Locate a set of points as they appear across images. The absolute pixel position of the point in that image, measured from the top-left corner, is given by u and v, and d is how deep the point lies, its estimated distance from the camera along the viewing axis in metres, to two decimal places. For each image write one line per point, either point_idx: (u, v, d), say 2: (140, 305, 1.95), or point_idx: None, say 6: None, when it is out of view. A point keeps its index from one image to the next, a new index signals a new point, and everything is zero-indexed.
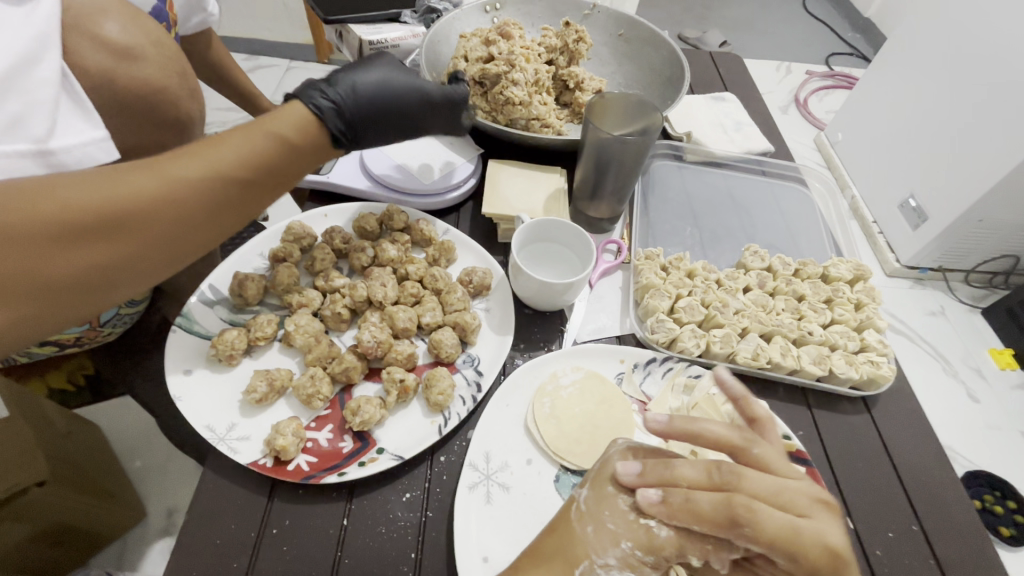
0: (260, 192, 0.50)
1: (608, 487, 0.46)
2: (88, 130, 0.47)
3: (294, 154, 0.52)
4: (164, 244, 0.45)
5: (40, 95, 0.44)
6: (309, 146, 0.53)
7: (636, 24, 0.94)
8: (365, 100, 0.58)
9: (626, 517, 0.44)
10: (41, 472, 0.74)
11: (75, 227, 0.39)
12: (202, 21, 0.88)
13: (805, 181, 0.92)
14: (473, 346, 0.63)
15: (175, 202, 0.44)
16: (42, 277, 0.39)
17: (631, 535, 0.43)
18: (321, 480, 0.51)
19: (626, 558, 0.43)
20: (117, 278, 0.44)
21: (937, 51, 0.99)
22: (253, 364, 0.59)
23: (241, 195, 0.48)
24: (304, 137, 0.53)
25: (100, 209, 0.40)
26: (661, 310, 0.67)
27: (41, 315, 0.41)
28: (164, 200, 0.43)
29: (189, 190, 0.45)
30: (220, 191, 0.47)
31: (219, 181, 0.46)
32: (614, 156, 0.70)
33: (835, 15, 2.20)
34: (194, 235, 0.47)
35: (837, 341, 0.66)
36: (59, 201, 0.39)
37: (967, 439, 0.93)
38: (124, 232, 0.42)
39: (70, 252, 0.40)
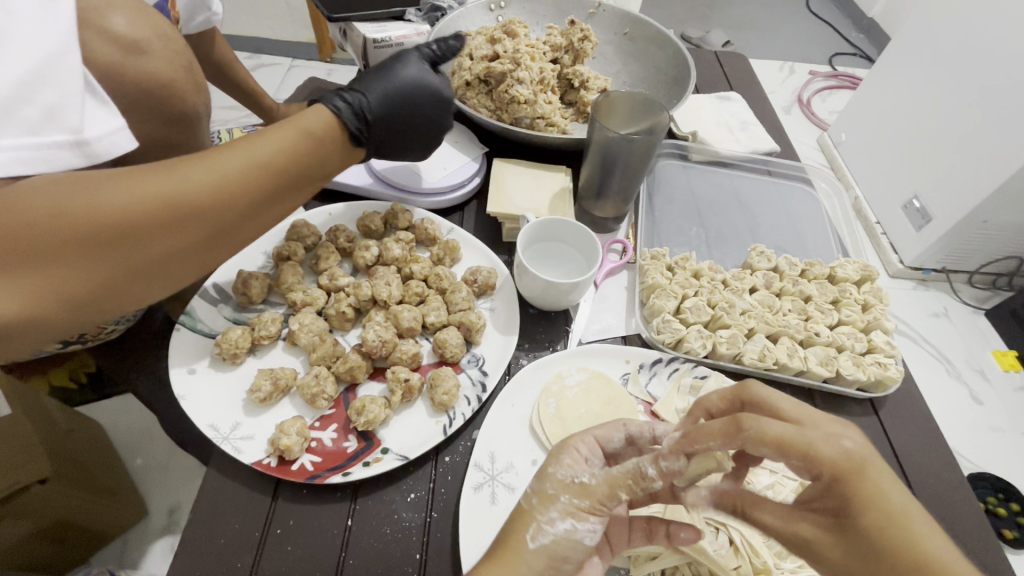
0: (299, 183, 0.50)
1: (549, 467, 0.46)
2: (110, 119, 0.46)
3: (325, 142, 0.52)
4: (209, 235, 0.45)
5: (70, 86, 0.43)
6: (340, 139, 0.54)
7: (641, 22, 0.94)
8: (376, 96, 0.59)
9: (563, 481, 0.44)
10: (43, 471, 0.77)
11: (118, 213, 0.40)
12: (205, 20, 0.87)
13: (811, 181, 0.91)
14: (477, 346, 0.63)
15: (217, 190, 0.45)
16: (87, 262, 0.40)
17: (564, 488, 0.43)
18: (326, 480, 0.51)
19: (566, 507, 0.43)
20: (167, 267, 0.45)
21: (943, 49, 0.98)
22: (257, 363, 0.59)
23: (279, 185, 0.49)
24: (332, 128, 0.53)
25: (140, 196, 0.41)
26: (667, 310, 0.66)
27: (87, 303, 0.42)
28: (206, 187, 0.44)
29: (228, 179, 0.45)
30: (260, 179, 0.47)
31: (257, 169, 0.47)
32: (621, 154, 0.70)
33: (840, 16, 2.20)
34: (239, 226, 0.47)
35: (844, 343, 0.66)
36: (109, 190, 0.41)
37: (970, 440, 0.93)
38: (172, 220, 0.43)
39: (112, 237, 0.40)
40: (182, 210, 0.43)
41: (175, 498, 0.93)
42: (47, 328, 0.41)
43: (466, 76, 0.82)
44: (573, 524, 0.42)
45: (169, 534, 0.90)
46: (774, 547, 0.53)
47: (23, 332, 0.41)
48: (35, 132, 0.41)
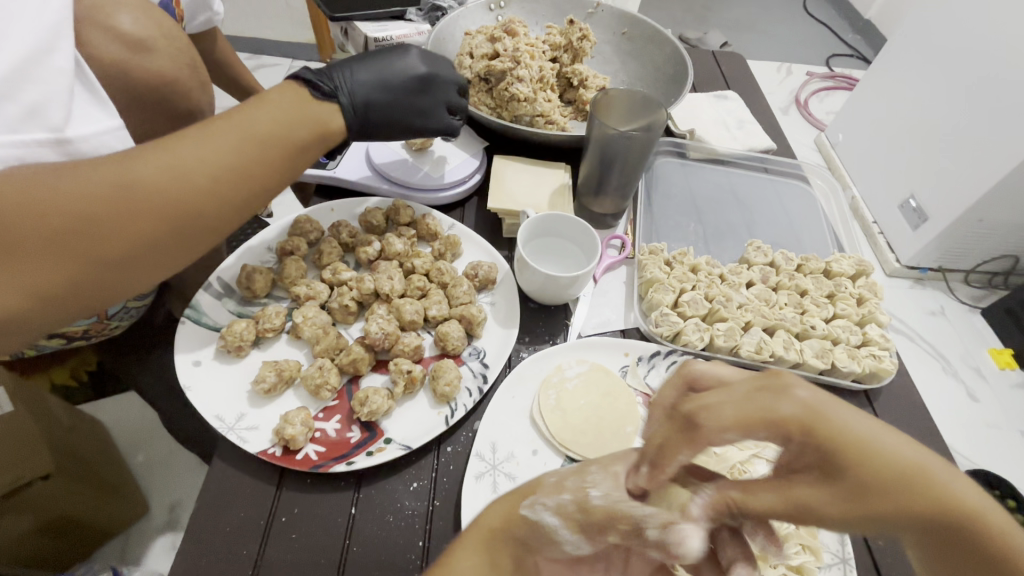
0: (266, 164, 0.52)
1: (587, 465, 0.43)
2: (103, 119, 0.48)
3: (287, 123, 0.54)
4: (177, 218, 0.46)
5: (55, 84, 0.44)
6: (305, 121, 0.56)
7: (639, 22, 0.95)
8: (348, 68, 0.64)
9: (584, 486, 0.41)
10: (46, 466, 0.80)
11: (86, 197, 0.41)
12: (207, 19, 0.88)
13: (807, 178, 0.93)
14: (479, 339, 0.64)
15: (178, 171, 0.46)
16: (58, 248, 0.40)
17: (576, 489, 0.41)
18: (330, 469, 0.52)
19: (563, 509, 0.40)
20: (141, 254, 0.45)
21: (940, 49, 1.00)
22: (261, 356, 0.59)
23: (244, 166, 0.50)
24: (294, 110, 0.55)
25: (109, 180, 0.42)
26: (665, 304, 0.67)
27: (63, 295, 0.42)
28: (167, 169, 0.45)
29: (189, 163, 0.47)
30: (222, 161, 0.48)
31: (218, 152, 0.48)
32: (620, 152, 0.71)
33: (836, 18, 2.21)
34: (208, 209, 0.48)
35: (839, 336, 0.67)
36: (72, 178, 0.41)
37: (965, 436, 0.94)
38: (136, 202, 0.43)
39: (81, 221, 0.41)
40: (146, 192, 0.44)
41: (177, 493, 0.89)
42: (24, 320, 0.41)
43: (466, 74, 0.83)
44: (559, 523, 0.40)
45: (169, 531, 0.84)
46: (772, 535, 0.54)
47: (7, 330, 0.41)
48: (15, 130, 0.41)
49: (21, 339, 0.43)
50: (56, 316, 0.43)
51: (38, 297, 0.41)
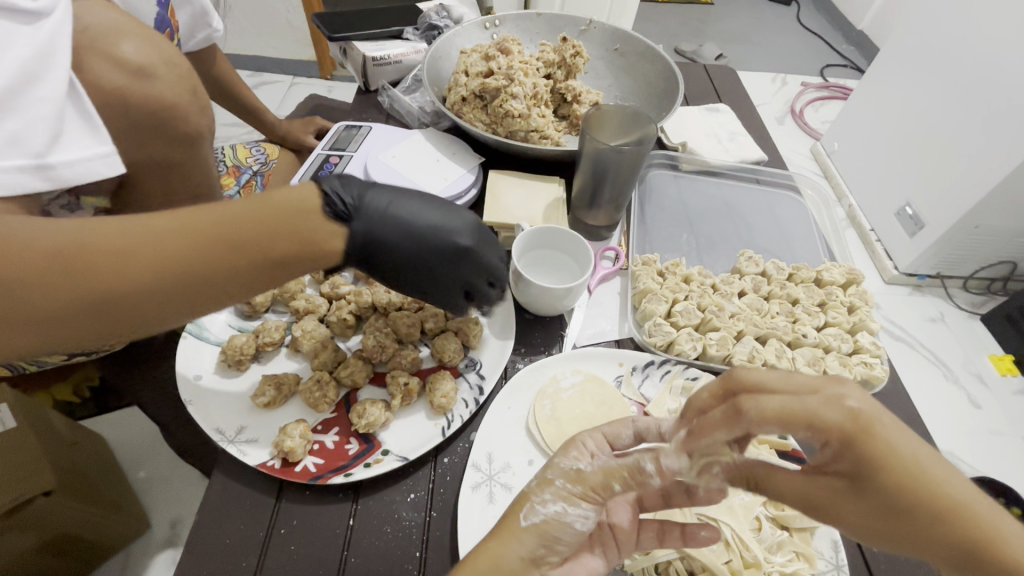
0: (233, 271, 0.38)
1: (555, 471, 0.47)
2: (93, 146, 0.46)
3: (257, 245, 0.39)
4: (86, 327, 0.35)
5: (40, 112, 0.42)
6: (282, 241, 0.40)
7: (631, 39, 0.97)
8: (381, 215, 0.48)
9: (560, 477, 0.46)
10: (48, 483, 0.77)
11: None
12: (206, 37, 0.90)
13: (798, 188, 0.94)
14: (475, 351, 0.65)
15: (115, 265, 0.34)
16: None
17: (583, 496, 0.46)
18: (329, 481, 0.52)
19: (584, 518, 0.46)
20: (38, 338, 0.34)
21: (932, 60, 1.02)
22: (261, 369, 0.61)
23: (172, 292, 0.36)
24: (287, 218, 0.41)
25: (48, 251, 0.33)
26: (658, 314, 0.68)
27: None
28: (93, 265, 0.34)
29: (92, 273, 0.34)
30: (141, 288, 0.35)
31: (153, 265, 0.35)
32: (611, 166, 0.73)
33: (829, 28, 2.25)
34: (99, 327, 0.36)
35: (830, 344, 0.68)
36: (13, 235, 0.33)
37: (967, 443, 0.94)
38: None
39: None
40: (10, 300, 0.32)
41: (177, 510, 0.98)
42: None
43: (462, 92, 0.85)
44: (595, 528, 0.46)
45: (171, 547, 0.94)
46: (765, 541, 0.54)
47: None
48: None
49: None
50: None
51: None
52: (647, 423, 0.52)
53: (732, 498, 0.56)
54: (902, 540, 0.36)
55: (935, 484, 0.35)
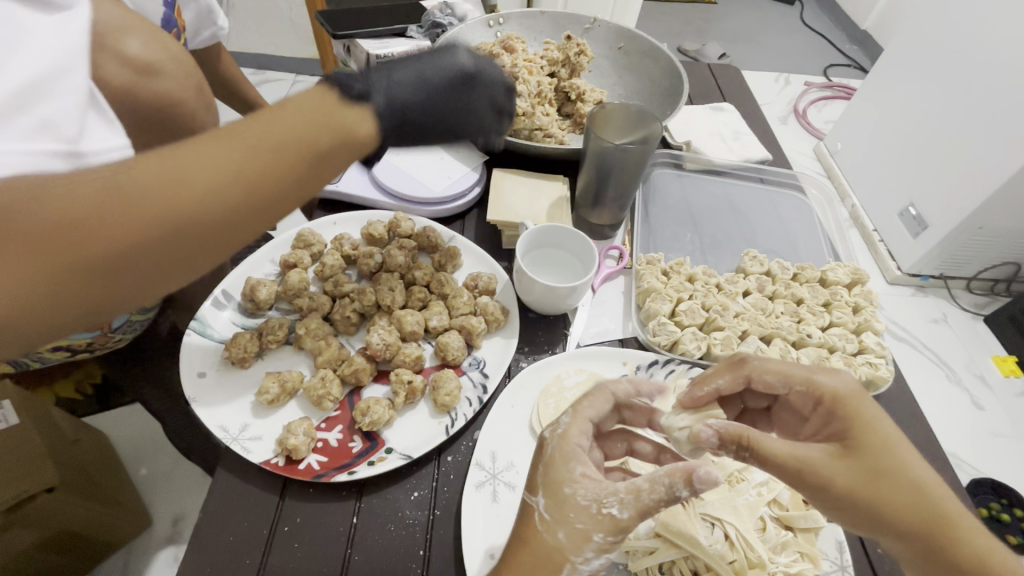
0: (287, 170, 0.41)
1: (563, 488, 0.44)
2: (112, 138, 0.44)
3: (303, 140, 0.42)
4: (170, 249, 0.37)
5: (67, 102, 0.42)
6: (324, 134, 0.43)
7: (635, 37, 0.97)
8: (388, 72, 0.54)
9: (590, 511, 0.42)
10: (51, 479, 0.77)
11: (77, 195, 0.34)
12: (212, 35, 0.90)
13: (803, 188, 0.94)
14: (479, 349, 0.65)
15: (180, 183, 0.37)
16: (35, 250, 0.33)
17: (596, 521, 0.42)
18: (332, 479, 0.52)
19: (601, 546, 0.42)
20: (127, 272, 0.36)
21: (936, 59, 1.02)
22: (265, 367, 0.61)
23: (236, 191, 0.38)
24: (313, 115, 0.43)
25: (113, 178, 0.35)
26: (663, 313, 0.68)
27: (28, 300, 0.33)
28: (157, 181, 0.36)
29: (163, 182, 0.36)
30: (209, 189, 0.37)
31: (216, 166, 0.38)
32: (615, 165, 0.72)
33: (833, 28, 2.24)
34: (174, 247, 0.37)
35: (835, 344, 0.67)
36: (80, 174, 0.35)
37: (970, 444, 0.93)
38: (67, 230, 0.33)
39: (60, 219, 0.33)
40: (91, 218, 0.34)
41: (179, 507, 0.98)
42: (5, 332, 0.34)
43: None
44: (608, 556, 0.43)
45: (173, 544, 0.95)
46: (770, 541, 0.53)
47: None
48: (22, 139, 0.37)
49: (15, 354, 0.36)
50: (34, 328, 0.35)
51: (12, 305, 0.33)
52: (624, 390, 0.52)
53: (736, 498, 0.55)
54: (874, 510, 0.41)
55: (906, 462, 0.42)
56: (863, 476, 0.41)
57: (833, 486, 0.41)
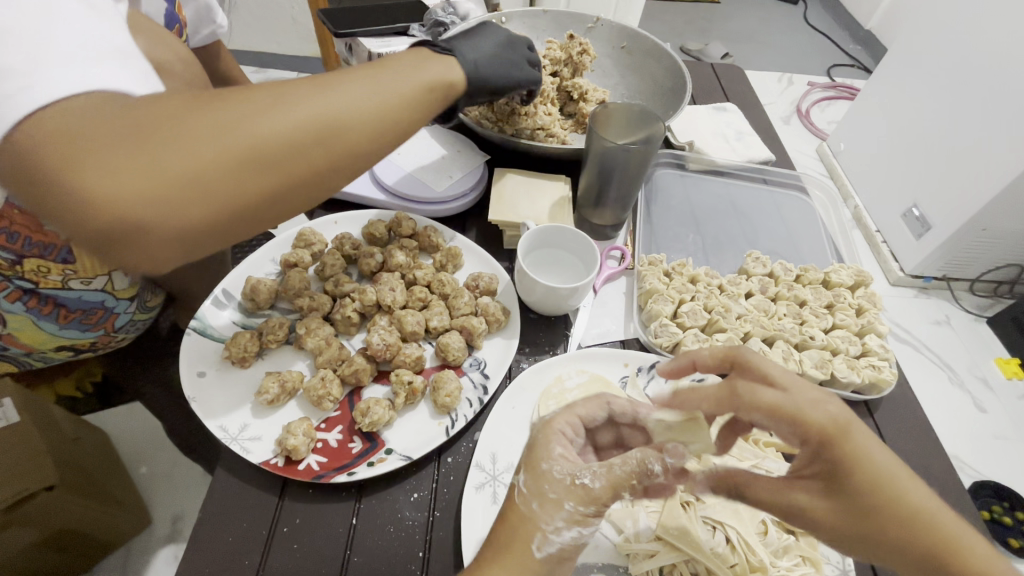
0: (402, 98, 0.50)
1: (541, 463, 0.45)
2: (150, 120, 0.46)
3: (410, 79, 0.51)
4: (319, 150, 0.44)
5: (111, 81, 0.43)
6: (423, 76, 0.53)
7: (638, 36, 0.97)
8: (459, 42, 0.63)
9: (564, 483, 0.44)
10: (51, 477, 0.76)
11: (249, 100, 0.42)
12: (211, 33, 0.90)
13: (806, 189, 0.93)
14: (480, 350, 0.64)
15: (326, 98, 0.45)
16: (218, 134, 0.40)
17: (569, 493, 0.43)
18: (331, 480, 0.52)
19: (572, 516, 0.43)
20: (285, 164, 0.43)
21: (940, 59, 1.01)
22: (265, 366, 0.60)
23: (364, 111, 0.47)
24: (415, 65, 0.53)
25: (277, 92, 0.44)
26: (664, 314, 0.68)
27: (209, 176, 0.39)
28: (310, 95, 0.45)
29: (304, 103, 0.44)
30: (348, 110, 0.45)
31: (348, 91, 0.46)
32: (617, 165, 0.72)
33: (836, 28, 2.23)
34: (308, 159, 0.44)
35: (839, 346, 0.67)
36: (250, 90, 0.44)
37: (973, 447, 0.93)
38: (234, 131, 0.40)
39: (239, 115, 0.41)
40: (251, 125, 0.41)
41: (178, 507, 0.98)
42: (183, 208, 0.39)
43: None
44: (579, 532, 0.43)
45: (173, 543, 0.95)
46: (771, 545, 0.53)
47: (164, 211, 0.38)
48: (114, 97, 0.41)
49: (176, 245, 0.41)
50: (205, 209, 0.40)
51: (194, 181, 0.39)
52: (621, 404, 0.53)
53: (738, 501, 0.55)
54: (872, 546, 0.40)
55: (909, 499, 0.39)
56: (853, 516, 0.40)
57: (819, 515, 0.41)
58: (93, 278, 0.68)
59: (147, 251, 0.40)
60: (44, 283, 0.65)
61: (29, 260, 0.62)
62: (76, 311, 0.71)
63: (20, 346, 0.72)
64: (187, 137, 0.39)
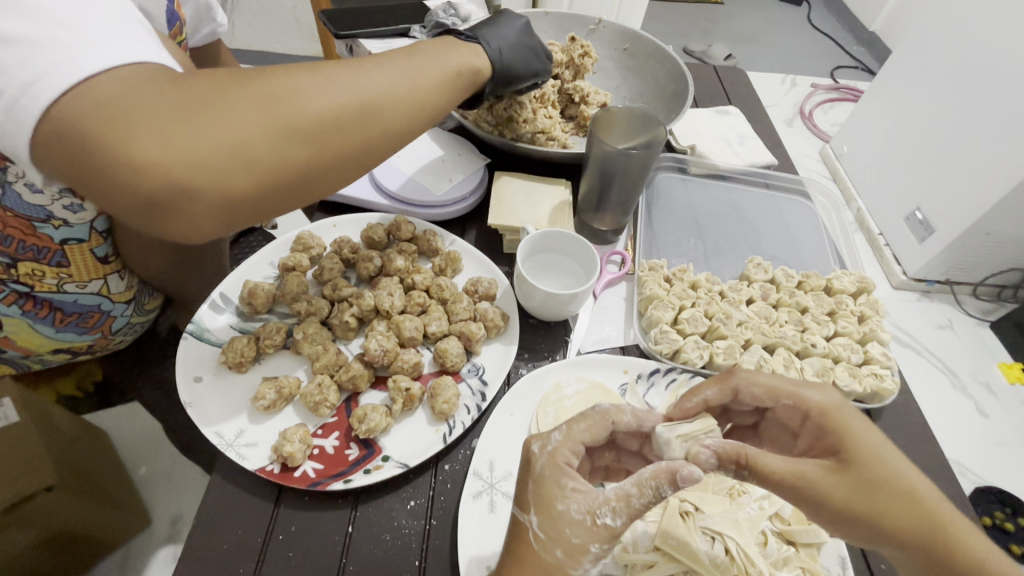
0: (432, 84, 0.52)
1: (556, 505, 0.43)
2: None
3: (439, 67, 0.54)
4: (357, 129, 0.46)
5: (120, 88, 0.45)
6: (449, 63, 0.55)
7: (640, 39, 0.96)
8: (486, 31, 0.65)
9: (585, 524, 0.43)
10: (49, 478, 0.79)
11: (291, 79, 0.44)
12: (210, 32, 0.89)
13: (809, 194, 0.92)
14: (478, 356, 0.64)
15: (363, 80, 0.47)
16: (263, 108, 0.42)
17: (591, 534, 0.42)
18: (328, 487, 0.52)
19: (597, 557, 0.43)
20: (325, 138, 0.45)
21: (944, 63, 1.00)
22: (262, 371, 0.60)
23: (398, 93, 0.49)
24: (442, 53, 0.56)
25: (317, 71, 0.46)
26: (665, 321, 0.67)
27: (254, 146, 0.41)
28: (349, 76, 0.47)
29: (340, 86, 0.46)
30: (384, 91, 0.48)
31: (383, 74, 0.49)
32: (618, 169, 0.71)
33: (839, 29, 2.22)
34: (341, 141, 0.45)
35: (840, 354, 0.67)
36: (290, 69, 0.46)
37: (977, 453, 0.92)
38: (279, 107, 0.43)
39: (282, 92, 0.43)
40: (291, 105, 0.43)
41: (178, 507, 0.98)
42: (229, 175, 0.41)
43: None
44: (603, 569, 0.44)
45: (172, 543, 0.94)
46: (771, 556, 0.52)
47: (212, 178, 0.40)
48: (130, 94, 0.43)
49: (217, 213, 0.43)
50: (248, 178, 0.42)
51: (239, 150, 0.41)
52: (626, 422, 0.51)
53: (738, 511, 0.55)
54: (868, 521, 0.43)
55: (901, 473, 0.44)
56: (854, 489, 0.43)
57: (831, 496, 0.43)
58: (88, 282, 0.69)
59: (191, 218, 0.42)
60: (39, 287, 0.65)
61: (23, 263, 0.62)
62: (71, 314, 0.71)
63: (16, 349, 0.72)
64: (236, 109, 0.41)
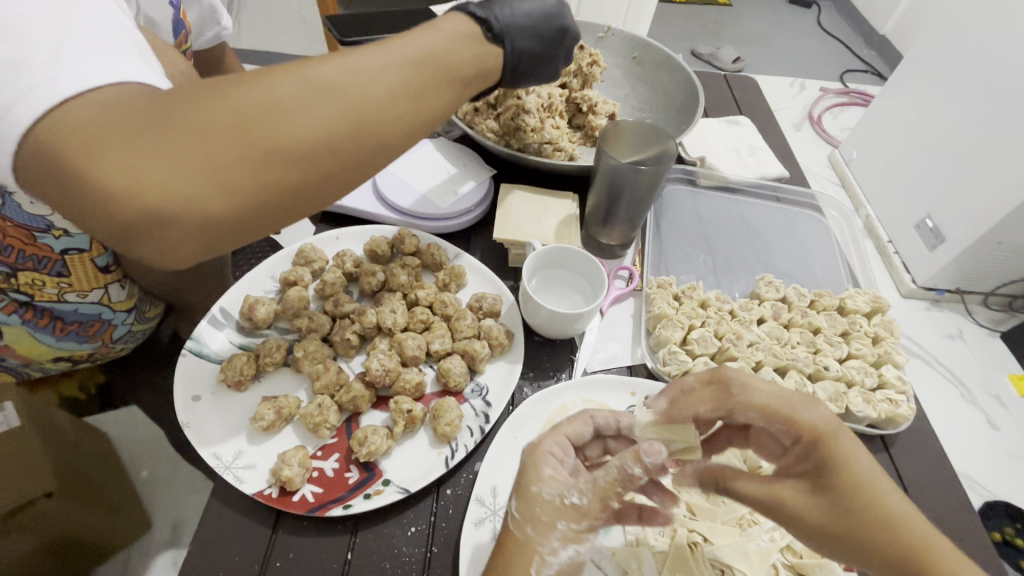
0: (434, 85, 0.46)
1: (531, 486, 0.45)
2: None
3: (445, 61, 0.47)
4: (345, 148, 0.42)
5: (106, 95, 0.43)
6: (458, 57, 0.48)
7: (649, 47, 0.94)
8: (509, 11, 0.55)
9: (555, 504, 0.44)
10: (49, 485, 0.76)
11: (273, 87, 0.40)
12: (215, 36, 0.88)
13: (821, 209, 0.91)
14: (482, 375, 0.63)
15: (354, 86, 0.42)
16: (239, 126, 0.38)
17: (559, 513, 0.44)
18: (327, 513, 0.50)
19: (567, 534, 0.43)
20: (308, 159, 0.40)
21: (957, 72, 0.98)
22: (262, 389, 0.59)
23: (393, 101, 0.43)
24: (452, 40, 0.49)
25: (303, 76, 0.41)
26: (673, 341, 0.66)
27: (229, 171, 0.38)
28: (337, 83, 0.41)
29: (326, 97, 0.41)
30: (377, 102, 0.43)
31: (378, 79, 0.43)
32: (627, 184, 0.70)
33: (849, 33, 2.19)
34: (328, 159, 0.41)
35: (854, 378, 0.65)
36: (275, 72, 0.41)
37: (989, 468, 0.89)
38: (256, 126, 0.39)
39: (262, 105, 0.39)
40: (267, 124, 0.39)
41: (178, 513, 0.97)
42: (203, 203, 0.38)
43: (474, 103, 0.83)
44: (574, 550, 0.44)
45: (171, 548, 0.93)
46: None
47: (183, 206, 0.37)
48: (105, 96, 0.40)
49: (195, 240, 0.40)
50: (222, 205, 0.39)
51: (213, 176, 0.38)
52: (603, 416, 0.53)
53: (748, 543, 0.53)
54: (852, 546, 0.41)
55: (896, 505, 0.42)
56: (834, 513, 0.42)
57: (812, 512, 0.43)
58: (89, 291, 0.68)
59: (167, 244, 0.40)
60: (39, 296, 0.65)
61: (23, 273, 0.62)
62: (72, 323, 0.70)
63: (17, 358, 0.71)
64: (210, 130, 0.38)
